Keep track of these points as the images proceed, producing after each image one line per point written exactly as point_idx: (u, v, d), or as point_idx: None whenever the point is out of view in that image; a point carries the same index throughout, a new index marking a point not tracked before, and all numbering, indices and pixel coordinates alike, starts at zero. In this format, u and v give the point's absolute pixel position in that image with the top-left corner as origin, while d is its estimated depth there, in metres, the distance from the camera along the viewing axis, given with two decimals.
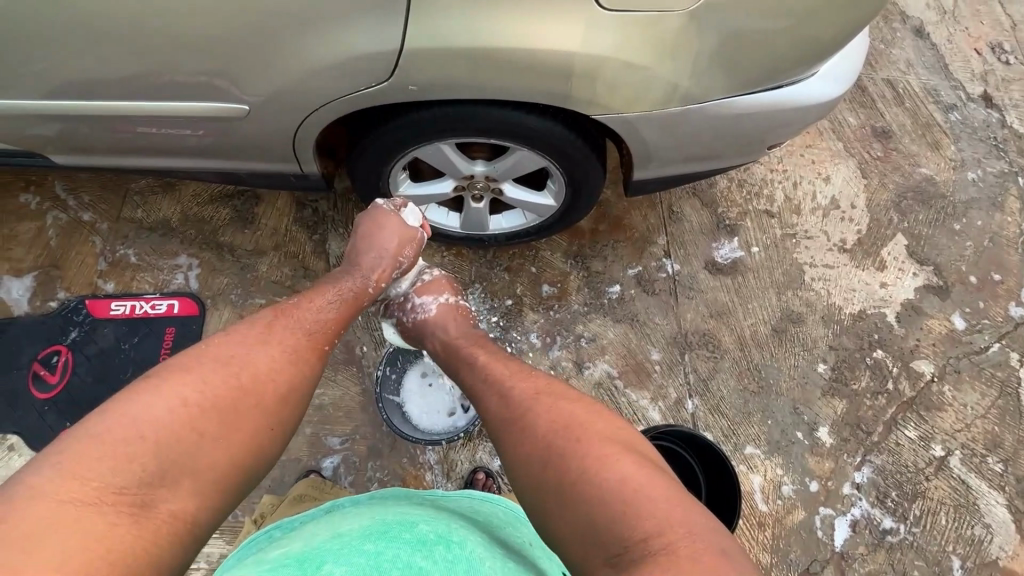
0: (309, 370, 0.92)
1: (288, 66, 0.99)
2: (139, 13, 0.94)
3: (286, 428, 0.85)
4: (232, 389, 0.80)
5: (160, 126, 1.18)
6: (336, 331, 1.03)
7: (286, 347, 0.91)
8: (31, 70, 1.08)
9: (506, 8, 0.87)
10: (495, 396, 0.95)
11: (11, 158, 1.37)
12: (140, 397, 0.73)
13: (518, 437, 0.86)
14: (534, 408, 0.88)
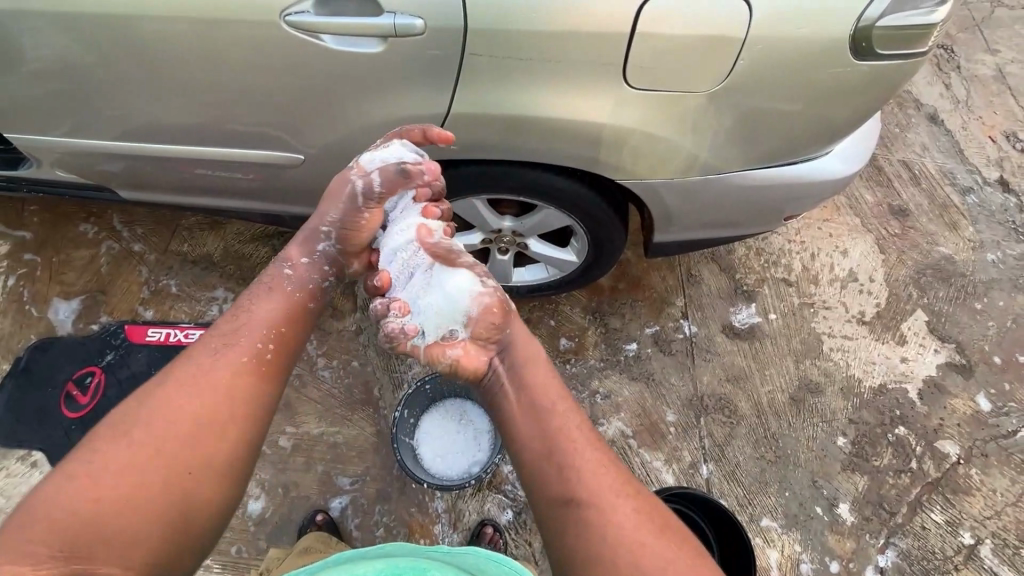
0: (244, 396, 0.90)
1: (342, 123, 1.10)
2: (218, 71, 1.06)
3: (223, 460, 0.84)
4: (150, 442, 0.79)
5: (219, 169, 1.30)
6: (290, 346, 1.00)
7: (212, 376, 0.89)
8: (116, 116, 1.21)
9: (544, 83, 0.95)
10: (581, 458, 0.88)
11: (80, 191, 1.50)
12: (60, 471, 0.75)
13: (612, 518, 0.81)
14: (626, 496, 0.84)
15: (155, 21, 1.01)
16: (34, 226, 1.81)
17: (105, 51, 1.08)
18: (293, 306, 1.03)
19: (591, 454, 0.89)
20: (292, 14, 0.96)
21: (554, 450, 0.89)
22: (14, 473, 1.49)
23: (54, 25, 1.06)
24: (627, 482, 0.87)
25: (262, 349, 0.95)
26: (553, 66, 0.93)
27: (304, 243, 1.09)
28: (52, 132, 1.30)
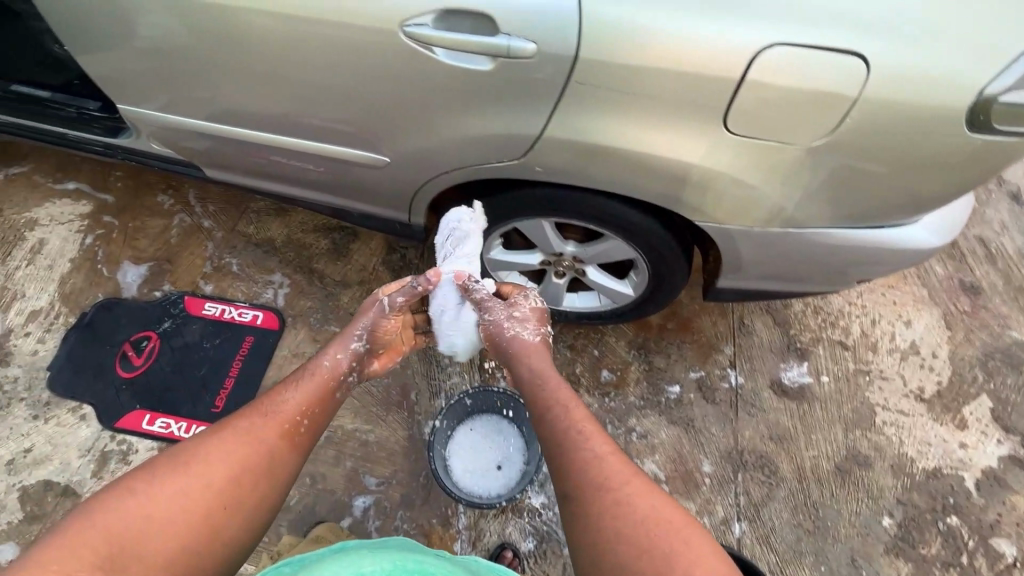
0: (287, 458, 0.96)
1: (433, 134, 1.12)
2: (326, 69, 1.09)
3: (256, 515, 0.89)
4: (201, 480, 0.85)
5: (303, 162, 1.35)
6: (325, 415, 1.06)
7: (265, 429, 0.96)
8: (220, 99, 1.26)
9: (643, 119, 0.94)
10: (578, 460, 0.95)
11: (176, 165, 1.56)
12: (113, 492, 0.81)
13: (604, 513, 0.88)
14: (623, 491, 0.89)
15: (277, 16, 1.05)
16: (116, 191, 1.91)
17: (223, 37, 1.12)
18: (328, 382, 1.08)
19: (589, 452, 0.95)
20: (412, 23, 0.97)
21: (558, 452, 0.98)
22: (63, 424, 1.52)
23: (183, 9, 1.11)
24: (628, 477, 0.92)
25: (300, 416, 1.01)
26: (656, 102, 0.92)
27: (343, 346, 1.12)
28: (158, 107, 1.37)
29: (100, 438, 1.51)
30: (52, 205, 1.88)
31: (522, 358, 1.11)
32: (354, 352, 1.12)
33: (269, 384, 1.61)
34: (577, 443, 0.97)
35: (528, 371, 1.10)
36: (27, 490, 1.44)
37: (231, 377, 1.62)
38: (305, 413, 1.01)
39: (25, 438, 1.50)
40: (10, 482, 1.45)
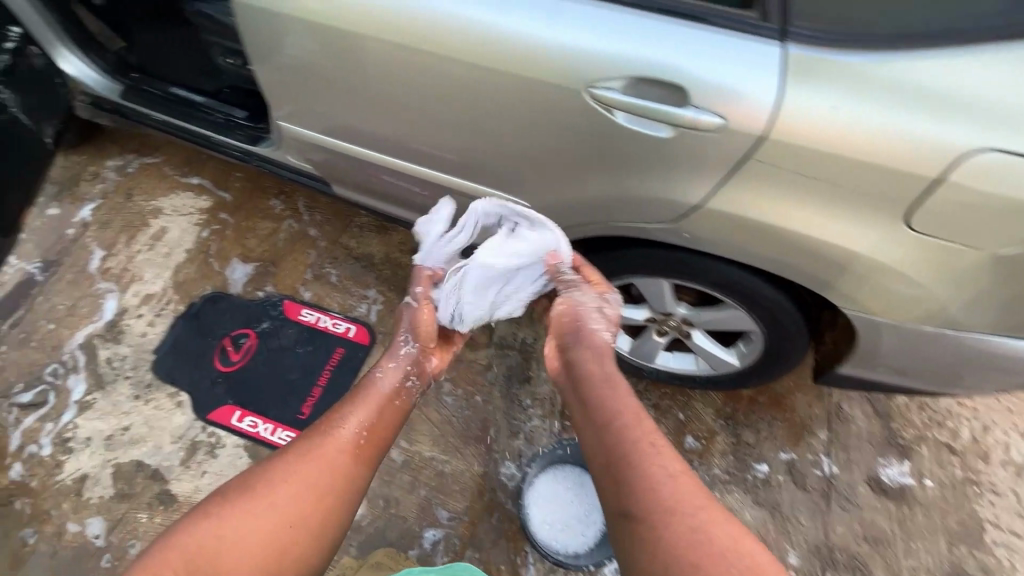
0: (354, 476, 0.93)
1: (574, 188, 1.09)
2: (479, 112, 1.07)
3: (326, 538, 0.88)
4: (267, 510, 0.85)
5: (426, 191, 1.37)
6: (390, 428, 1.01)
7: (327, 450, 0.93)
8: (366, 127, 1.28)
9: (821, 203, 0.89)
10: (632, 473, 0.86)
11: (304, 176, 1.62)
12: (188, 525, 0.83)
13: (680, 540, 0.78)
14: (701, 519, 0.80)
15: (442, 55, 1.02)
16: (235, 190, 2.02)
17: (381, 71, 1.12)
18: (389, 394, 1.05)
19: (661, 469, 0.86)
20: (595, 84, 0.91)
21: (612, 459, 0.90)
22: (160, 408, 1.58)
23: (345, 40, 1.11)
24: (690, 495, 0.83)
25: (361, 430, 0.96)
26: (842, 190, 0.86)
27: (393, 352, 1.11)
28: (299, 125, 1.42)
29: (192, 427, 1.56)
30: (176, 196, 2.00)
31: (597, 358, 1.05)
32: (408, 354, 1.10)
33: None
34: (635, 454, 0.88)
35: (590, 371, 1.03)
36: (120, 468, 1.49)
37: (318, 386, 1.65)
38: (365, 427, 0.97)
39: (125, 417, 1.56)
40: (106, 457, 1.50)
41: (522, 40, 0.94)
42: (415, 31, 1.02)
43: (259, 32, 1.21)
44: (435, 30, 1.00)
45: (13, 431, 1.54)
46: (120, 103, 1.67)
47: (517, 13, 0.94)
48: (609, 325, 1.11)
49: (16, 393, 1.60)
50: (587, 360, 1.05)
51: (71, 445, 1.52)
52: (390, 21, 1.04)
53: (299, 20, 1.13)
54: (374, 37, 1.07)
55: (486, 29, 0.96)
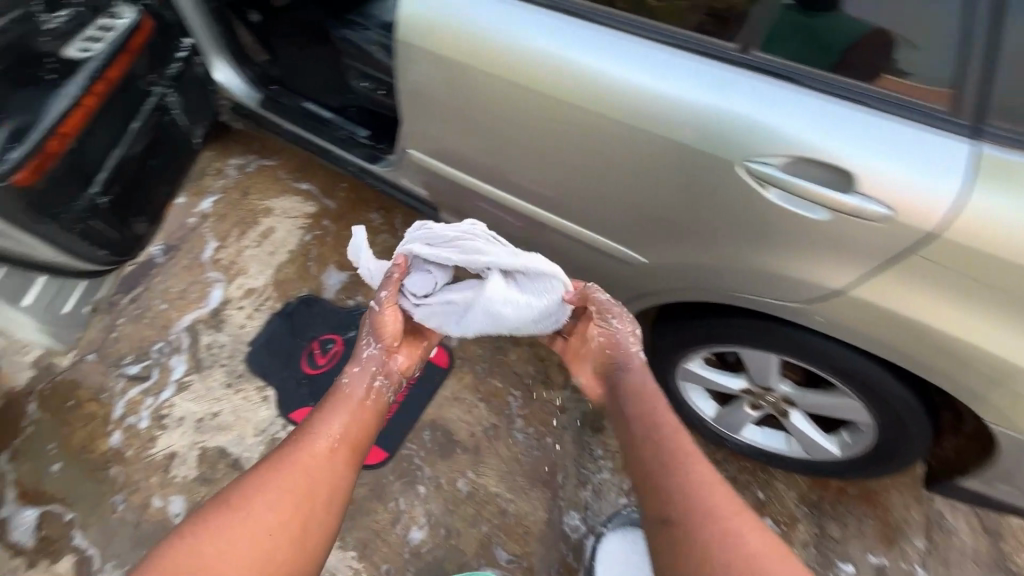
0: (337, 482, 0.92)
1: (693, 251, 1.07)
2: (608, 164, 1.06)
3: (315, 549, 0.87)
4: (245, 531, 0.83)
5: (527, 229, 1.37)
6: (368, 435, 0.99)
7: (304, 461, 0.91)
8: (486, 165, 1.29)
9: (982, 307, 0.84)
10: (659, 472, 0.91)
11: (412, 199, 1.68)
12: (167, 552, 0.81)
13: (711, 542, 0.83)
14: (731, 524, 0.84)
15: (595, 113, 1.01)
16: (339, 200, 2.13)
17: (523, 118, 1.12)
18: (368, 398, 1.01)
19: (696, 475, 0.90)
20: (758, 162, 0.89)
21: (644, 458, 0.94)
22: (248, 400, 1.66)
23: (492, 86, 1.11)
24: (714, 500, 0.87)
25: (338, 437, 0.95)
26: (1012, 298, 0.81)
27: (359, 356, 1.05)
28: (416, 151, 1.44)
29: (275, 423, 1.62)
30: (286, 199, 2.13)
31: (628, 372, 1.04)
32: (370, 357, 1.04)
33: (428, 419, 1.64)
34: (665, 460, 0.92)
35: (627, 382, 1.04)
36: (206, 451, 1.56)
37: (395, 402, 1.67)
38: (339, 438, 0.95)
39: (217, 403, 1.64)
40: (195, 439, 1.58)
41: (688, 111, 0.92)
42: (571, 86, 1.02)
43: (402, 65, 1.23)
44: (594, 89, 1.00)
45: (117, 399, 1.63)
46: (258, 112, 1.81)
47: (685, 83, 0.92)
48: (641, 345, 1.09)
49: (124, 362, 1.70)
50: (633, 374, 1.04)
51: (165, 422, 1.60)
52: (546, 74, 1.03)
53: (448, 60, 1.14)
54: (525, 88, 1.07)
55: (650, 95, 0.95)
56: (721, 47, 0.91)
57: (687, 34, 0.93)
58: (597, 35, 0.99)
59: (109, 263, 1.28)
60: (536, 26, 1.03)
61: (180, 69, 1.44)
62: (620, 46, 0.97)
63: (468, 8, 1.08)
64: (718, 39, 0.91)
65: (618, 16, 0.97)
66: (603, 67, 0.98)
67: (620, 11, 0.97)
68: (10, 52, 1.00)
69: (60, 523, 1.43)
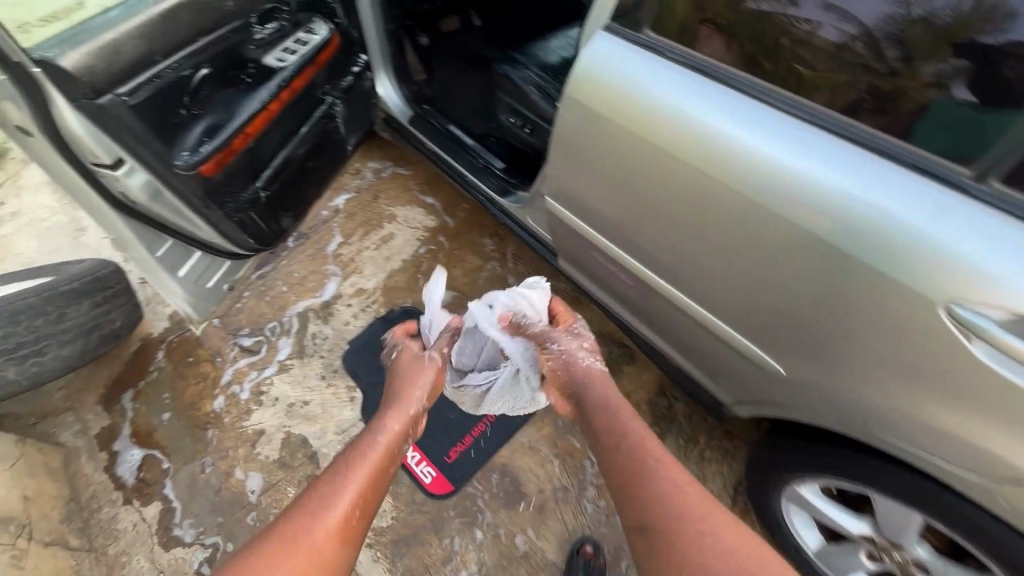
0: (343, 561, 0.87)
1: (842, 372, 0.96)
2: (761, 258, 0.98)
3: None
4: None
5: (649, 296, 1.31)
6: (376, 502, 0.97)
7: (312, 539, 0.85)
8: (623, 230, 1.23)
9: None
10: (634, 467, 0.97)
11: (532, 237, 1.66)
12: None
13: (687, 548, 0.84)
14: (705, 524, 0.86)
15: (778, 214, 0.92)
16: (458, 219, 2.17)
17: (686, 198, 1.04)
18: (378, 460, 1.01)
19: (668, 480, 0.93)
20: (970, 311, 0.77)
21: (617, 457, 1.00)
22: (337, 396, 1.72)
23: (659, 161, 1.04)
24: (693, 506, 0.89)
25: (349, 506, 0.91)
26: None
27: (399, 412, 1.11)
28: (551, 200, 1.40)
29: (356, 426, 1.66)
30: (410, 209, 2.21)
31: (586, 385, 1.14)
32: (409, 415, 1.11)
33: (499, 462, 1.59)
34: (640, 461, 0.97)
35: (593, 395, 1.12)
36: (290, 437, 1.63)
37: (471, 435, 1.63)
38: (361, 498, 0.93)
39: (308, 392, 1.72)
40: (283, 422, 1.66)
41: (873, 221, 0.83)
42: (757, 180, 0.93)
43: (563, 118, 1.18)
44: (785, 189, 0.90)
45: (228, 366, 1.76)
46: (406, 127, 1.91)
47: (901, 203, 0.81)
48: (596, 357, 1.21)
49: (240, 333, 1.84)
50: (603, 390, 1.13)
51: (261, 398, 1.70)
52: (730, 161, 0.95)
53: (611, 123, 1.09)
54: (699, 170, 0.99)
55: (855, 209, 0.84)
56: (923, 159, 0.82)
57: (896, 143, 0.84)
58: (801, 132, 0.90)
59: (253, 253, 1.38)
60: (731, 110, 0.95)
61: (351, 82, 1.56)
62: (826, 149, 0.88)
63: (654, 78, 1.02)
64: (917, 149, 0.82)
65: (831, 117, 0.89)
66: (802, 168, 0.89)
67: (835, 113, 0.88)
68: (225, 58, 1.10)
69: (157, 470, 1.56)
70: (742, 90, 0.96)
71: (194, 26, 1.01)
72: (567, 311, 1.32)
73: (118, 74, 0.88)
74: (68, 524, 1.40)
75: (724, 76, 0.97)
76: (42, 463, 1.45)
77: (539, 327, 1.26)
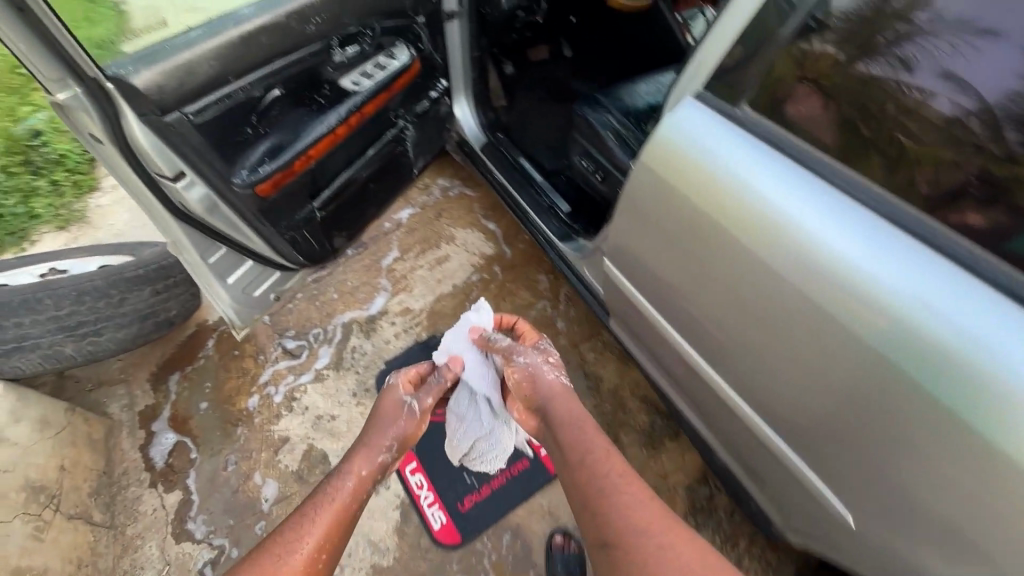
0: None
1: (903, 513, 0.83)
2: (824, 369, 0.86)
3: None
4: None
5: (690, 375, 1.19)
6: (344, 544, 0.94)
7: None
8: (680, 310, 1.11)
9: None
10: (596, 484, 0.93)
11: (586, 288, 1.55)
12: None
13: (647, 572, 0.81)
14: (667, 540, 0.84)
15: (867, 337, 0.79)
16: (516, 250, 2.11)
17: (757, 295, 0.92)
18: (348, 503, 0.97)
19: (631, 499, 0.90)
20: None
21: (576, 467, 0.97)
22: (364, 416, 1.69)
23: (730, 247, 0.94)
24: (654, 523, 0.87)
25: (315, 552, 0.89)
26: None
27: (369, 459, 1.05)
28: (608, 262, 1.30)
29: None
30: (470, 232, 2.17)
31: (550, 397, 1.10)
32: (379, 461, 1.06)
33: (513, 521, 1.51)
34: (601, 480, 0.94)
35: (553, 408, 1.08)
36: (312, 450, 1.62)
37: (489, 486, 1.56)
38: (323, 546, 0.90)
39: (338, 406, 1.71)
40: (307, 433, 1.65)
41: (967, 354, 0.71)
42: (848, 293, 0.80)
43: (631, 182, 1.07)
44: (880, 310, 0.78)
45: (268, 365, 1.79)
46: (476, 152, 1.84)
47: (1022, 354, 0.68)
48: (560, 369, 1.17)
49: (286, 334, 1.86)
50: (564, 404, 1.08)
51: (292, 405, 1.71)
52: (818, 265, 0.83)
53: (675, 189, 0.99)
54: (780, 267, 0.87)
55: (959, 349, 0.72)
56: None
57: (996, 263, 0.74)
58: (906, 246, 0.78)
59: (302, 268, 1.37)
60: (826, 207, 0.84)
61: (426, 107, 1.53)
62: (936, 272, 0.75)
63: (741, 156, 0.91)
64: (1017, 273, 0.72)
65: (943, 235, 0.77)
66: (904, 289, 0.76)
67: (948, 229, 0.77)
68: (300, 81, 1.09)
69: (184, 458, 1.60)
70: (839, 186, 0.85)
71: (272, 48, 1.01)
72: (530, 328, 1.30)
73: (187, 93, 0.89)
74: (96, 498, 1.45)
75: (820, 168, 0.87)
76: (86, 433, 1.52)
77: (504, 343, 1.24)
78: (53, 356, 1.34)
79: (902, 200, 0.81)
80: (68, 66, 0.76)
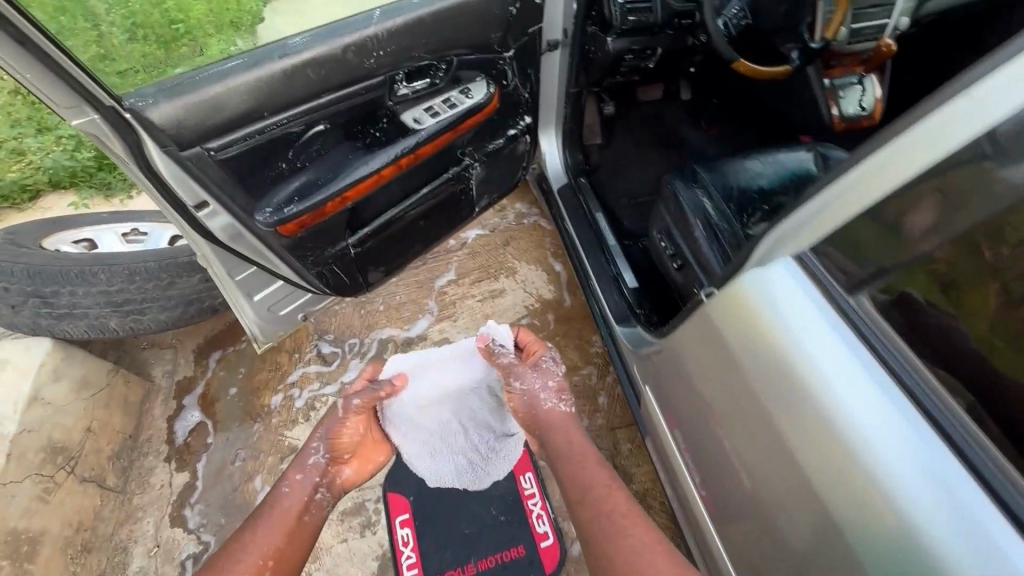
0: None
1: None
2: (819, 559, 0.71)
3: None
4: None
5: (694, 505, 1.03)
6: (299, 545, 1.11)
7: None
8: (699, 446, 0.96)
9: None
10: (601, 524, 1.04)
11: (630, 384, 1.34)
12: None
13: None
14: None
15: (858, 548, 0.65)
16: (577, 302, 1.93)
17: (756, 444, 0.79)
18: (295, 508, 1.14)
19: (635, 541, 0.99)
20: None
21: (584, 505, 1.09)
22: None
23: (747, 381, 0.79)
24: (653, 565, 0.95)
25: (265, 554, 1.06)
26: None
27: (303, 466, 1.21)
28: (655, 376, 1.12)
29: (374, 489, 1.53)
30: (534, 269, 2.01)
31: (562, 433, 1.25)
32: (315, 467, 1.22)
33: None
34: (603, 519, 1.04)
35: (563, 441, 1.23)
36: None
37: (475, 565, 1.43)
38: (269, 554, 1.06)
39: None
40: None
41: None
42: (854, 495, 0.66)
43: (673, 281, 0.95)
44: (887, 533, 0.63)
45: (299, 365, 1.77)
46: (553, 193, 1.66)
47: None
48: (560, 397, 1.32)
49: (324, 338, 1.83)
50: (565, 441, 1.23)
51: (310, 414, 1.68)
52: (834, 448, 0.68)
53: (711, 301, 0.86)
54: (789, 432, 0.73)
55: None
56: None
57: None
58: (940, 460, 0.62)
59: (332, 296, 1.30)
60: (856, 379, 0.68)
61: (501, 145, 1.37)
62: (970, 512, 0.59)
63: (776, 288, 0.76)
64: None
65: (998, 469, 0.60)
66: (918, 516, 0.61)
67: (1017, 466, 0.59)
68: (351, 117, 0.99)
69: (202, 440, 1.62)
70: (885, 357, 0.68)
71: (320, 83, 0.92)
72: (534, 338, 1.39)
73: (210, 129, 0.83)
74: (115, 462, 1.51)
75: (875, 335, 0.69)
76: (122, 394, 1.58)
77: (504, 360, 1.37)
78: (98, 327, 1.39)
79: (975, 421, 0.62)
80: (83, 95, 0.71)
